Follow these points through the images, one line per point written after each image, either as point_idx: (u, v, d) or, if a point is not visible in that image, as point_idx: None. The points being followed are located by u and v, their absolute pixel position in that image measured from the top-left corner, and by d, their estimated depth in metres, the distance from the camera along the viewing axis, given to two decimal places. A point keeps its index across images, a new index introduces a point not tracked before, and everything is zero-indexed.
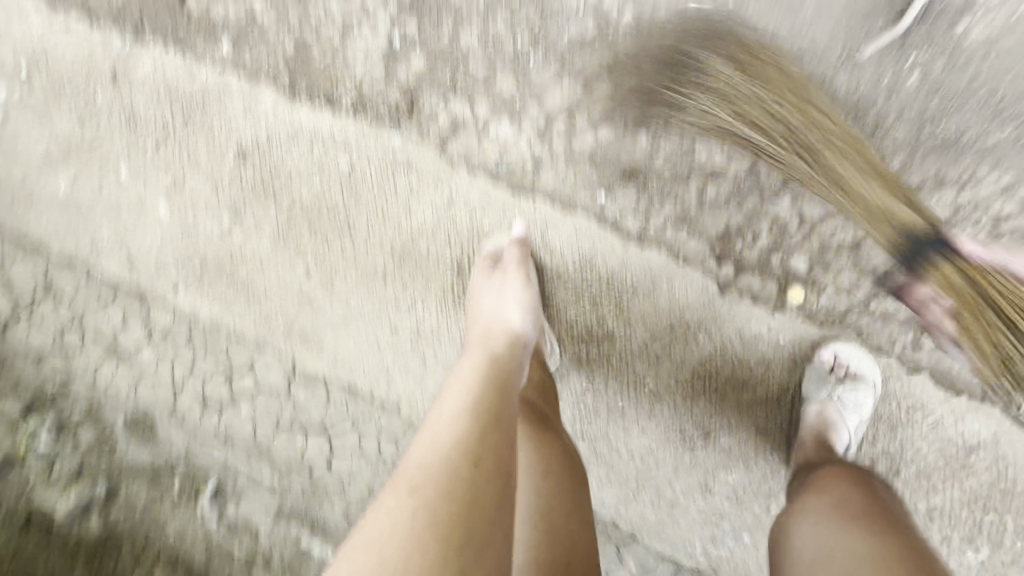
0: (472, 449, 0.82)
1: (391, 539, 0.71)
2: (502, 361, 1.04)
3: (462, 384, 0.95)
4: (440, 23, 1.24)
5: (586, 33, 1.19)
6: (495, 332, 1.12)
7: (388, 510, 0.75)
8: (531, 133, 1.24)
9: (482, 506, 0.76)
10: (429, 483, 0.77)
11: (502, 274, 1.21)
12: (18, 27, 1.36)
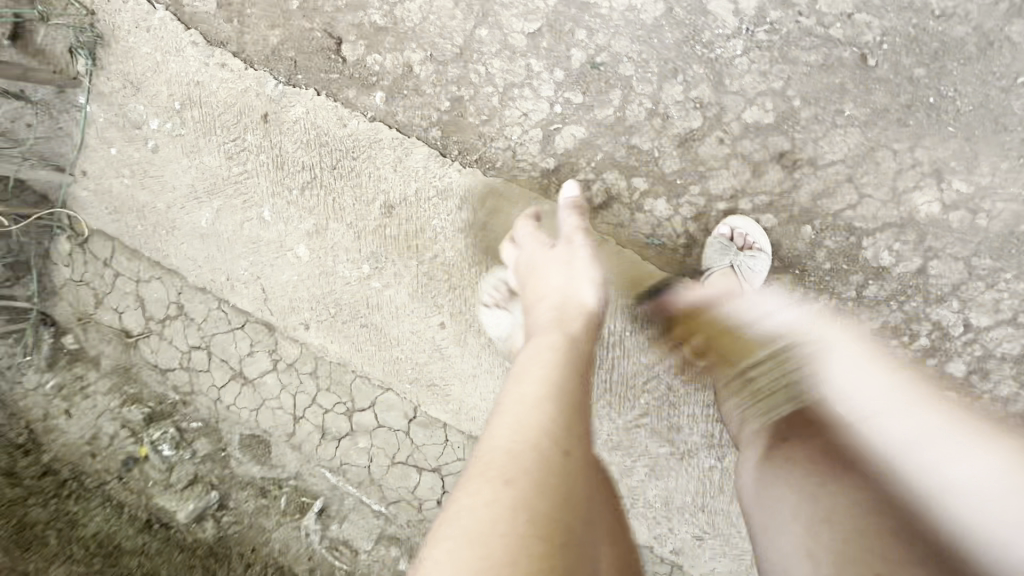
0: (560, 442, 0.82)
1: (495, 535, 0.72)
2: (579, 347, 0.96)
3: (544, 369, 0.90)
4: (608, 92, 1.19)
5: (764, 116, 1.13)
6: (570, 310, 1.01)
7: (482, 502, 0.76)
8: (689, 213, 1.21)
9: (576, 509, 0.78)
10: (524, 481, 0.77)
11: (571, 244, 1.11)
12: (175, 63, 1.39)
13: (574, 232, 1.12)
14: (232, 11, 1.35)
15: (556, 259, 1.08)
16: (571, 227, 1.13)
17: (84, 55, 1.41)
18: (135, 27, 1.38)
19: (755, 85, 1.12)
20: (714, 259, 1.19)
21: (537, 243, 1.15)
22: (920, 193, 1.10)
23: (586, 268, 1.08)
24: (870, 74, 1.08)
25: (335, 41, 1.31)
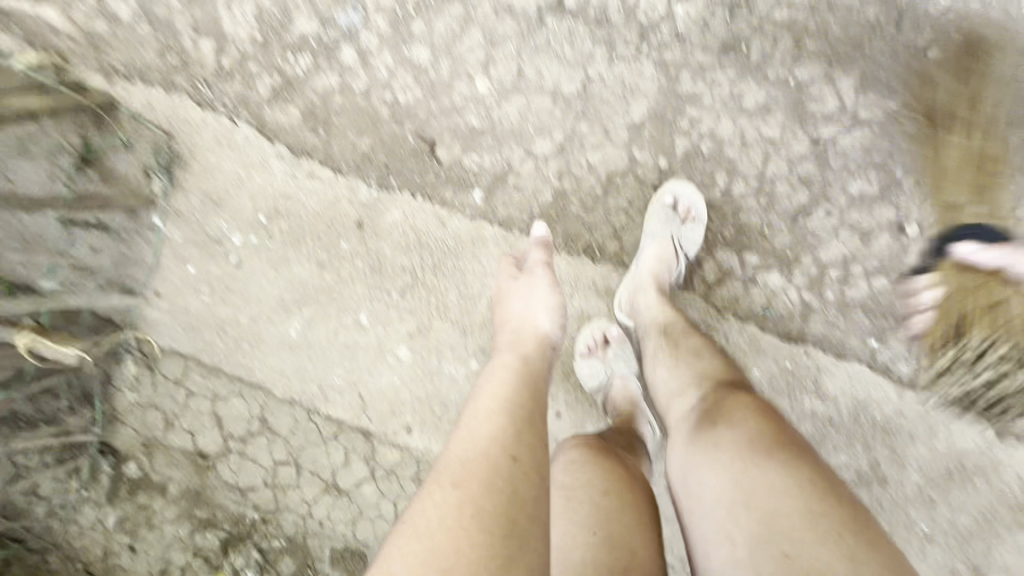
0: (509, 446, 0.79)
1: (438, 529, 0.68)
2: (534, 369, 0.97)
3: (498, 386, 0.90)
4: (713, 175, 1.23)
5: (868, 188, 1.19)
6: (525, 335, 1.04)
7: (426, 510, 0.71)
8: (803, 283, 1.24)
9: (519, 507, 0.72)
10: (473, 478, 0.73)
11: (531, 275, 1.15)
12: (261, 177, 1.37)
13: (538, 264, 1.17)
14: (317, 121, 1.34)
15: (522, 285, 1.13)
16: (536, 258, 1.20)
17: (162, 174, 1.38)
18: (218, 146, 1.37)
19: (857, 159, 1.18)
20: (655, 225, 1.23)
21: (503, 273, 1.19)
22: None
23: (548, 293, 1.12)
24: (966, 141, 1.14)
25: (430, 144, 1.31)
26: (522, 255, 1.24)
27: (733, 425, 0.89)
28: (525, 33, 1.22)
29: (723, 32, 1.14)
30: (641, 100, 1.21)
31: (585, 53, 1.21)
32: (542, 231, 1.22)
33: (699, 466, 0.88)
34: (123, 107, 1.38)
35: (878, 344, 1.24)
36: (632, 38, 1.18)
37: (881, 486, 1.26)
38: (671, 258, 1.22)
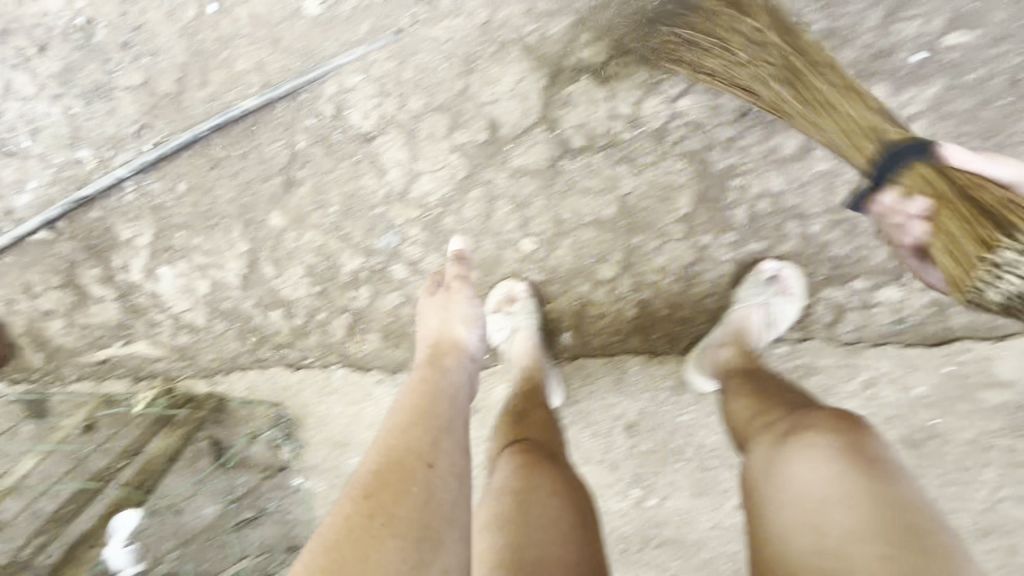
0: (422, 453, 0.80)
1: (347, 540, 0.69)
2: (450, 375, 0.99)
3: (402, 404, 0.89)
4: (783, 227, 1.20)
5: None
6: (444, 346, 1.06)
7: (342, 517, 0.72)
8: (923, 285, 1.18)
9: (431, 513, 0.74)
10: (379, 482, 0.76)
11: (458, 291, 1.14)
12: (370, 405, 1.44)
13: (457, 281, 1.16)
14: (396, 336, 1.41)
15: (437, 301, 1.15)
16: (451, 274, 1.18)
17: (288, 442, 1.49)
18: (323, 395, 1.46)
19: None
20: (747, 294, 1.20)
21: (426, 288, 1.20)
22: None
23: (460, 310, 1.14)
24: None
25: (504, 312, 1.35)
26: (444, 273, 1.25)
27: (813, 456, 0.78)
28: (547, 184, 1.26)
29: (735, 103, 1.14)
30: (681, 193, 1.21)
31: (610, 178, 1.23)
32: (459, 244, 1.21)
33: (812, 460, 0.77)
34: (232, 398, 1.50)
35: None
36: (649, 145, 1.19)
37: None
38: (757, 328, 1.20)
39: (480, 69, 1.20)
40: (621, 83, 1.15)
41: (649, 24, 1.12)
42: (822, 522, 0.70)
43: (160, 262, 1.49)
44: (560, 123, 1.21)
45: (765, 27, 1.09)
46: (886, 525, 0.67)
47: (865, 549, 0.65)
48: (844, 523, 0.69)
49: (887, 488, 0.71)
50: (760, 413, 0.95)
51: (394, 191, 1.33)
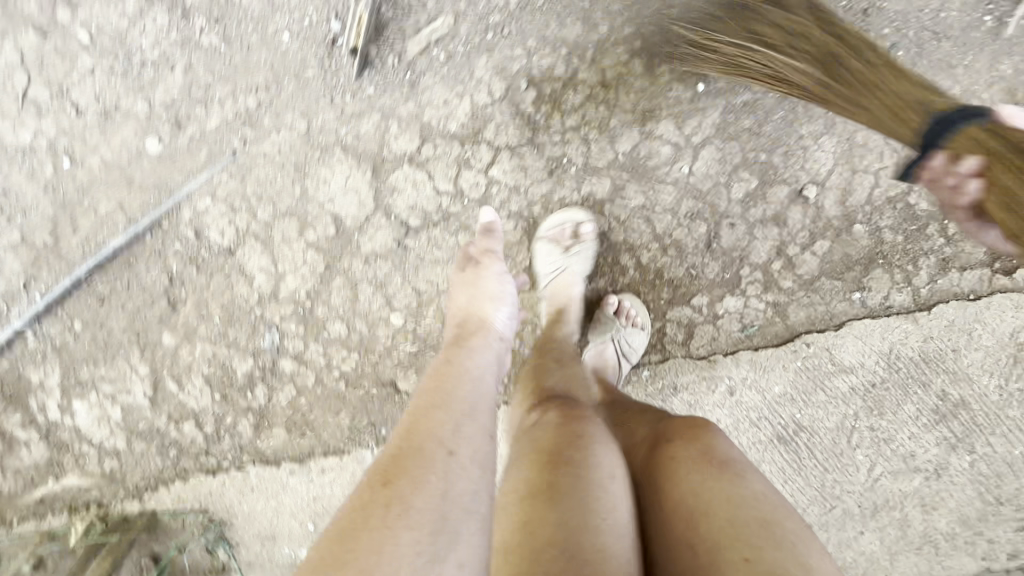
0: (444, 440, 0.83)
1: (362, 528, 0.71)
2: (477, 361, 1.01)
3: (424, 395, 0.92)
4: (619, 261, 1.27)
5: (749, 186, 1.20)
6: (473, 322, 1.09)
7: (367, 502, 0.74)
8: (758, 291, 1.24)
9: (452, 507, 0.76)
10: (408, 466, 0.78)
11: (481, 267, 1.15)
12: (288, 495, 1.51)
13: (483, 255, 1.16)
14: (300, 425, 1.48)
15: (467, 277, 1.14)
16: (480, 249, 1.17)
17: (221, 543, 1.55)
18: (244, 493, 1.52)
19: (721, 171, 1.19)
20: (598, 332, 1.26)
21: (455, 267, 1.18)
22: None
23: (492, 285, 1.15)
24: (800, 95, 1.14)
25: (390, 386, 1.41)
26: (471, 244, 1.20)
27: (676, 471, 0.81)
28: (398, 262, 1.34)
29: (543, 161, 1.22)
30: (519, 249, 1.29)
31: (453, 246, 1.31)
32: (491, 213, 1.19)
33: (674, 472, 0.81)
34: (162, 512, 1.57)
35: (863, 294, 1.21)
36: (478, 211, 1.27)
37: (964, 411, 1.20)
38: (614, 362, 1.26)
39: (311, 173, 1.29)
40: (436, 163, 1.24)
41: (446, 108, 1.20)
42: (696, 532, 0.73)
43: (72, 397, 1.56)
44: (393, 207, 1.29)
45: (549, 91, 1.18)
46: (736, 526, 0.71)
47: (719, 550, 0.69)
48: (716, 525, 0.72)
49: (736, 488, 0.75)
50: (631, 431, 0.99)
51: (266, 294, 1.42)
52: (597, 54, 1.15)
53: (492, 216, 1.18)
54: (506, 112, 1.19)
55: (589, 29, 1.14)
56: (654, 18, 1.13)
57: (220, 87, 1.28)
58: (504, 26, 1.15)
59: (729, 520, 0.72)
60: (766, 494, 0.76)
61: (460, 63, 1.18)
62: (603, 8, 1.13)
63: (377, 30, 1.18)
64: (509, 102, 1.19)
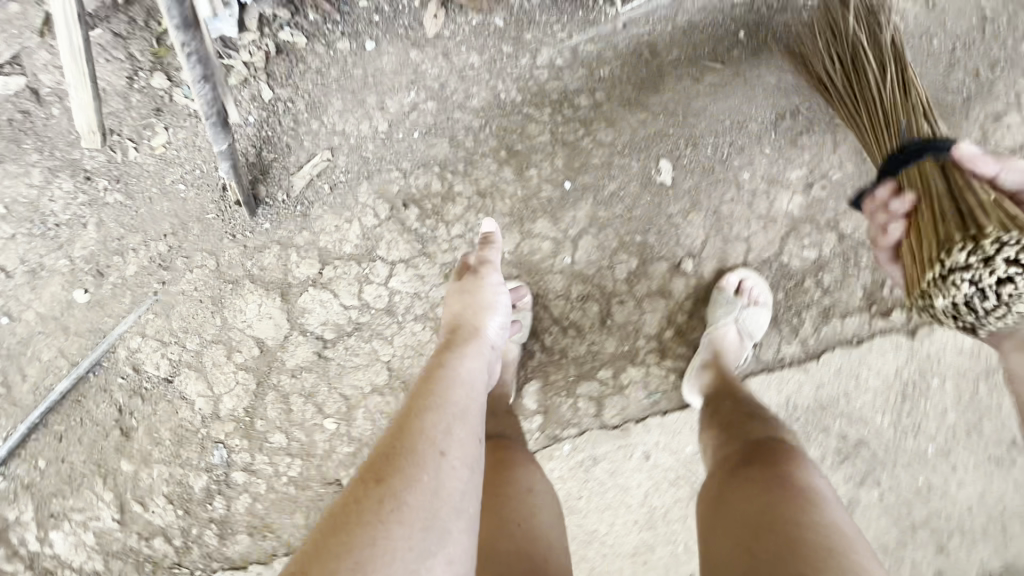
0: (438, 441, 0.82)
1: (349, 522, 0.71)
2: (469, 365, 0.98)
3: (416, 396, 0.90)
4: (525, 348, 1.34)
5: (631, 266, 1.26)
6: (466, 327, 1.05)
7: (360, 501, 0.73)
8: (657, 360, 1.31)
9: (441, 504, 0.77)
10: (400, 459, 0.79)
11: (480, 276, 1.11)
12: None
13: (479, 266, 1.12)
14: (261, 528, 1.57)
15: (465, 287, 1.10)
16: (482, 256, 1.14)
17: None
18: None
19: (602, 257, 1.26)
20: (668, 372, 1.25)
21: (454, 285, 1.13)
22: (779, 202, 1.20)
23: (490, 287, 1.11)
24: (662, 178, 1.21)
25: (337, 483, 1.50)
26: (468, 256, 1.17)
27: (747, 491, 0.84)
28: (323, 372, 1.42)
29: (436, 268, 1.28)
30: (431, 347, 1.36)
31: (370, 353, 1.38)
32: (492, 225, 1.14)
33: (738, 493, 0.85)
34: None
35: (756, 349, 1.26)
36: (386, 319, 1.34)
37: (863, 448, 1.26)
38: None
39: (228, 304, 1.38)
40: (338, 283, 1.31)
41: (339, 233, 1.28)
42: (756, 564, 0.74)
43: (48, 529, 1.61)
44: (308, 325, 1.37)
45: (430, 206, 1.25)
46: (804, 551, 0.72)
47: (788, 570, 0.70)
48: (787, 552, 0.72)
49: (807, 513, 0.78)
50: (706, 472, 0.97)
51: (208, 414, 1.50)
52: (468, 167, 1.22)
53: (492, 229, 1.14)
54: (394, 229, 1.26)
55: (456, 146, 1.21)
56: (513, 127, 1.20)
57: (131, 237, 1.36)
58: (377, 154, 1.23)
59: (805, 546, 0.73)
60: (835, 527, 0.77)
61: (344, 192, 1.26)
62: (465, 125, 1.20)
63: (262, 172, 1.26)
64: (395, 220, 1.25)
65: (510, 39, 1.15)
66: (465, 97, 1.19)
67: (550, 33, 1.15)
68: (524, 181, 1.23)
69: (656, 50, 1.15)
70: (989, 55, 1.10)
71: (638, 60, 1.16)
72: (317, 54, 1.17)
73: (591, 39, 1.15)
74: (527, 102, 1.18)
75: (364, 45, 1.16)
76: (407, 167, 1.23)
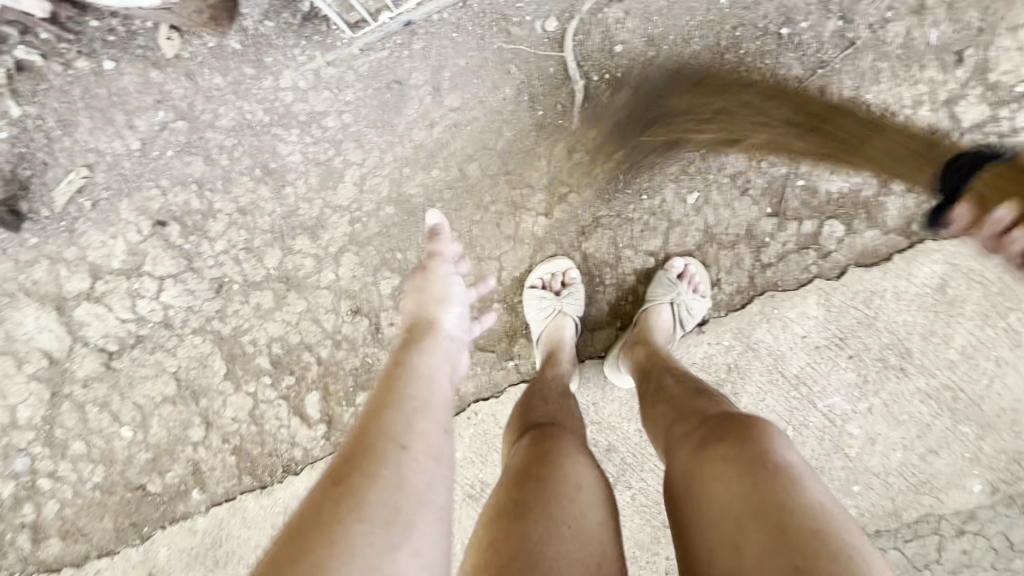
0: (397, 435, 0.76)
1: (307, 527, 0.64)
2: (415, 360, 0.93)
3: (376, 398, 0.83)
4: (304, 359, 1.38)
5: (394, 281, 1.30)
6: (421, 328, 1.02)
7: (316, 503, 0.68)
8: None
9: (406, 496, 0.70)
10: (361, 461, 0.72)
11: (430, 270, 1.11)
12: None
13: (429, 261, 1.13)
14: (67, 535, 1.56)
15: (417, 284, 1.10)
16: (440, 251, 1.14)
17: None
18: None
19: (365, 272, 1.30)
20: (538, 310, 1.24)
21: (410, 288, 1.11)
22: (526, 222, 1.25)
23: (447, 291, 1.09)
24: (413, 199, 1.25)
25: (140, 489, 1.51)
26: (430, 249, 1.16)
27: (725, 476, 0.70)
28: (112, 382, 1.43)
29: (206, 283, 1.32)
30: (214, 359, 1.39)
31: (156, 363, 1.40)
32: (439, 215, 1.14)
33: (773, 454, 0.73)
34: None
35: (515, 361, 1.31)
36: (166, 331, 1.37)
37: (614, 454, 1.32)
38: (562, 336, 1.23)
39: (8, 316, 1.38)
40: (112, 296, 1.33)
41: (107, 247, 1.29)
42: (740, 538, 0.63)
43: None
44: (89, 337, 1.38)
45: (191, 223, 1.27)
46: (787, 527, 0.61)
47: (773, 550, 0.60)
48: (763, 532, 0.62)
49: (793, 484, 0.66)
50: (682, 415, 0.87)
51: (7, 423, 1.51)
52: (225, 185, 1.25)
53: (438, 219, 1.13)
54: (158, 246, 1.29)
55: (211, 164, 1.23)
56: (264, 147, 1.22)
57: None
58: (135, 171, 1.24)
59: (799, 528, 0.61)
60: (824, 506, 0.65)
61: (106, 208, 1.27)
62: (217, 144, 1.22)
63: (20, 187, 1.25)
64: (158, 237, 1.28)
65: (250, 61, 1.17)
66: (214, 116, 1.20)
67: (289, 56, 1.17)
68: (282, 199, 1.25)
69: (395, 73, 1.18)
70: (704, 88, 1.17)
71: (377, 83, 1.18)
72: (56, 72, 1.18)
73: (331, 65, 1.18)
74: (275, 123, 1.21)
75: (103, 65, 1.18)
76: (165, 184, 1.25)
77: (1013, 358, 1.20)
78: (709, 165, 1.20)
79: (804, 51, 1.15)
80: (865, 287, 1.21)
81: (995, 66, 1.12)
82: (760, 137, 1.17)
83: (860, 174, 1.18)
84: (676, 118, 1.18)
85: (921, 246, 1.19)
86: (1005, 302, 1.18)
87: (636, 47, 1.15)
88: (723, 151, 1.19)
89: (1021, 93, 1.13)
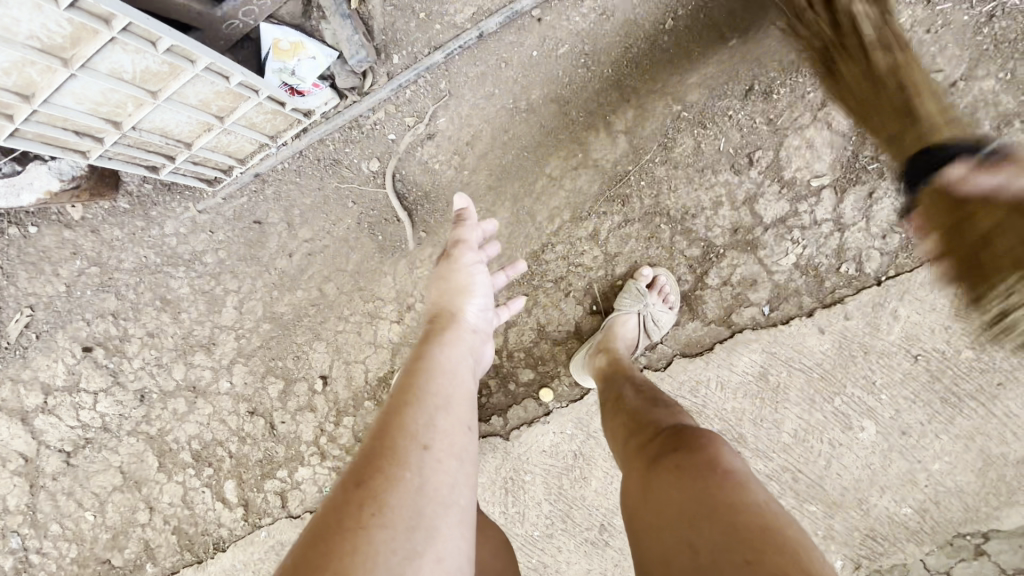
0: (418, 434, 0.74)
1: (332, 533, 0.63)
2: (442, 350, 0.88)
3: (401, 389, 0.80)
4: (218, 452, 1.58)
5: (280, 385, 1.48)
6: (446, 319, 0.95)
7: (336, 502, 0.66)
8: (319, 461, 1.50)
9: (428, 500, 0.68)
10: (381, 463, 0.70)
11: (456, 257, 1.01)
12: None
13: (454, 246, 1.03)
14: None
15: (443, 270, 1.01)
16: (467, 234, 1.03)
17: None
18: None
19: (256, 379, 1.48)
20: None
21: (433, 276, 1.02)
22: (380, 329, 1.39)
23: (482, 281, 1.00)
24: (285, 315, 1.43)
25: (103, 566, 1.74)
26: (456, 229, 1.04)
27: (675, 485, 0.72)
28: (73, 475, 1.69)
29: (131, 394, 1.55)
30: (148, 454, 1.62)
31: (104, 459, 1.65)
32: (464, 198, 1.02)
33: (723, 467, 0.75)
34: None
35: None
36: (107, 434, 1.61)
37: None
38: None
39: None
40: (62, 407, 1.59)
41: (52, 369, 1.56)
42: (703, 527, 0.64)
43: None
44: (50, 441, 1.65)
45: (112, 346, 1.51)
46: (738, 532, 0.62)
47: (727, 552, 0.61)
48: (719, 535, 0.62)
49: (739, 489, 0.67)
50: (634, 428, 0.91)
51: None
52: (134, 315, 1.48)
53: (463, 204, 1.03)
54: (89, 366, 1.54)
55: (121, 299, 1.47)
56: (160, 282, 1.44)
57: None
58: (65, 308, 1.50)
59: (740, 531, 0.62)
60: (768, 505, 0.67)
61: (47, 339, 1.53)
62: (124, 282, 1.45)
63: None
64: (88, 360, 1.53)
65: (140, 216, 1.40)
66: (118, 261, 1.44)
67: (170, 209, 1.40)
68: (180, 322, 1.47)
69: (254, 214, 1.37)
70: (516, 204, 1.28)
71: (242, 223, 1.38)
72: None
73: (205, 212, 1.39)
74: (166, 263, 1.43)
75: (30, 230, 1.44)
76: (88, 317, 1.50)
77: (847, 439, 1.21)
78: (532, 271, 1.30)
79: (603, 165, 1.23)
80: (692, 375, 1.26)
81: (787, 165, 1.17)
82: (574, 244, 1.27)
83: (674, 271, 1.24)
84: (496, 233, 1.30)
85: (739, 335, 1.23)
86: (828, 386, 1.20)
87: (452, 174, 1.28)
88: (542, 259, 1.29)
89: (817, 187, 1.16)
